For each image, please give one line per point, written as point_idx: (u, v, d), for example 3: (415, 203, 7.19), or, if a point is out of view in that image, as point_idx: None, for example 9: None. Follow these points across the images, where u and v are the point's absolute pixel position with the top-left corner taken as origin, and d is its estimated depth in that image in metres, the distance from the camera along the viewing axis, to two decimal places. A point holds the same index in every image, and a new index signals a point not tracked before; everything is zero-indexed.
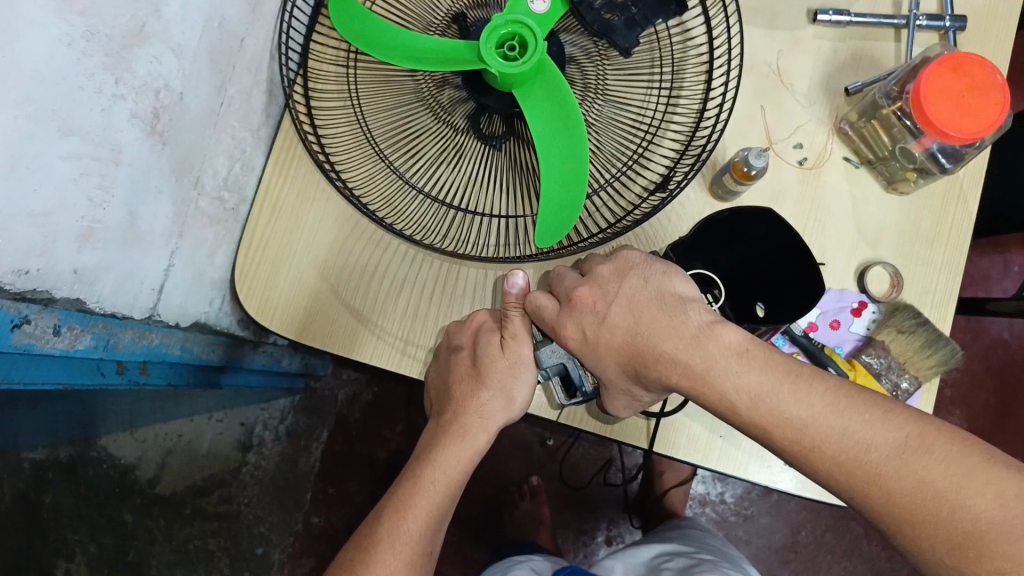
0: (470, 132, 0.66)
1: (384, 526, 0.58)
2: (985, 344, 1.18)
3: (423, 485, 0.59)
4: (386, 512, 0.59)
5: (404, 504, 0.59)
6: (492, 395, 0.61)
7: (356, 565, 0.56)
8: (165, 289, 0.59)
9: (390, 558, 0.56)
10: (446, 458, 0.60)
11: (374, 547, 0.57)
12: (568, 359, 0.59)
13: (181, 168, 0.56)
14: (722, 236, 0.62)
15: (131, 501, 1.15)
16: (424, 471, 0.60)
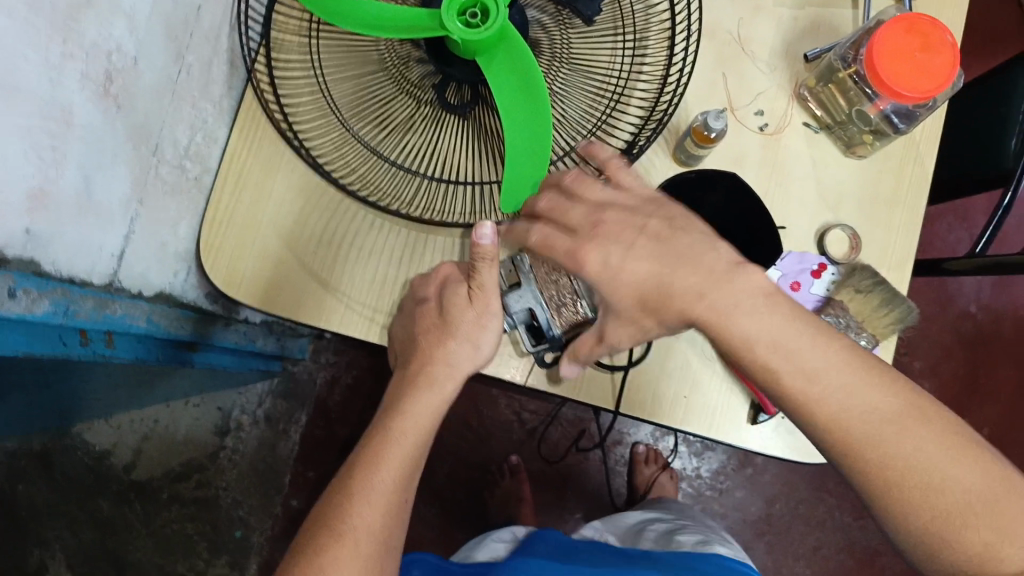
0: (434, 101, 0.67)
1: (357, 478, 0.56)
2: (953, 316, 1.20)
3: (392, 436, 0.57)
4: (357, 465, 0.57)
5: (377, 457, 0.56)
6: (458, 343, 0.60)
7: (333, 520, 0.54)
8: (125, 259, 0.61)
9: (367, 512, 0.54)
10: (417, 408, 0.58)
11: (348, 499, 0.55)
12: (538, 300, 0.60)
13: (137, 137, 0.58)
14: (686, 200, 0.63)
15: (109, 488, 1.03)
16: (394, 422, 0.58)
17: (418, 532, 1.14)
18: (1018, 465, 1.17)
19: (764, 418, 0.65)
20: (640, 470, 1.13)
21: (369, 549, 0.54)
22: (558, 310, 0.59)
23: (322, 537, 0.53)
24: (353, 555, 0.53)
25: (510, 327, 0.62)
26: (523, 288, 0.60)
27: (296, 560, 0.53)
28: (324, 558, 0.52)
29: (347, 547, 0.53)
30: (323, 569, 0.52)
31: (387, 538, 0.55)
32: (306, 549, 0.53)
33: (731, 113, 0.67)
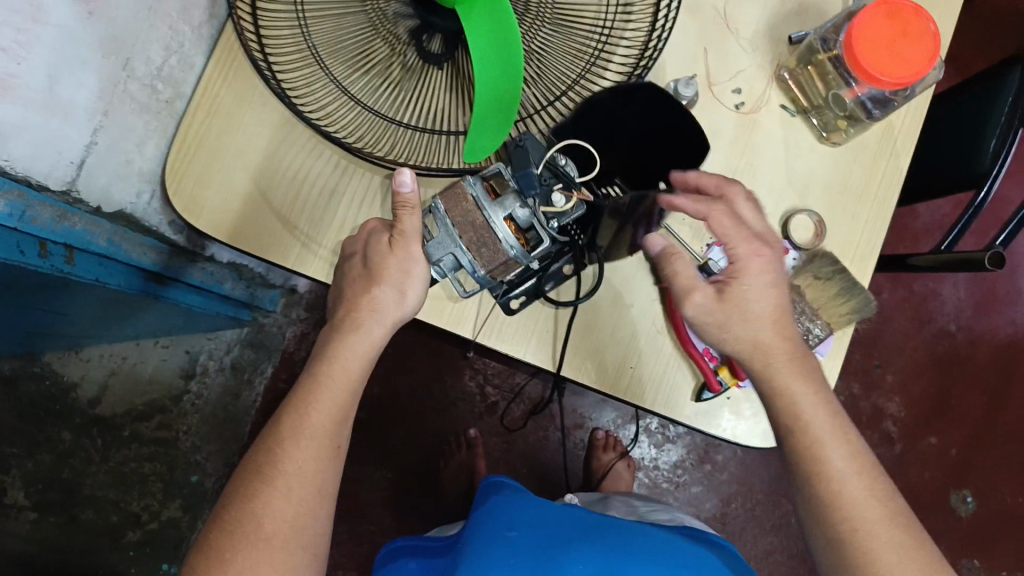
0: (411, 47, 0.68)
1: (287, 423, 0.56)
2: (929, 335, 1.20)
3: (323, 380, 0.58)
4: (286, 411, 0.57)
5: (309, 405, 0.57)
6: (385, 290, 0.58)
7: (264, 465, 0.55)
8: (86, 165, 0.60)
9: (298, 454, 0.55)
10: (343, 353, 0.58)
11: (279, 444, 0.55)
12: (457, 244, 0.55)
13: (108, 45, 0.58)
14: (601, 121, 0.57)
15: (72, 420, 0.98)
16: (324, 366, 0.58)
17: (373, 494, 1.14)
18: (975, 488, 1.18)
19: (708, 395, 0.65)
20: (598, 455, 1.12)
21: (302, 491, 0.54)
22: (481, 249, 0.54)
23: (253, 482, 0.54)
24: (288, 496, 0.54)
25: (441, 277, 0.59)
26: (442, 234, 0.56)
27: (227, 508, 0.54)
28: (256, 503, 0.53)
29: (279, 490, 0.54)
30: (256, 515, 0.53)
31: (322, 480, 0.56)
32: (238, 493, 0.54)
33: (708, 89, 0.67)
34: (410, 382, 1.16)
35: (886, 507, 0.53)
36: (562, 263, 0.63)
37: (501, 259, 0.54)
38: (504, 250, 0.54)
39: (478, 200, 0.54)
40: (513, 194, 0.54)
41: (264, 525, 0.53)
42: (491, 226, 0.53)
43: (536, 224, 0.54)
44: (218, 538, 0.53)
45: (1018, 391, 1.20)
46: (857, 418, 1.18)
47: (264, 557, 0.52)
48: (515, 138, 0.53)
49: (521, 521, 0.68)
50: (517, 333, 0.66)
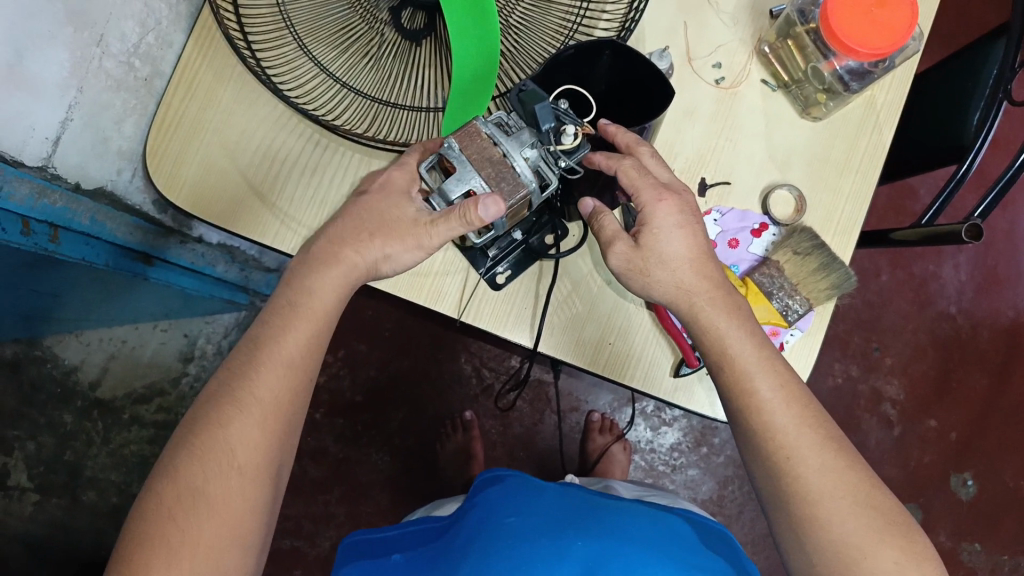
0: (390, 24, 0.65)
1: (261, 348, 0.55)
2: (929, 317, 1.18)
3: (298, 308, 0.56)
4: (260, 336, 0.55)
5: (281, 335, 0.55)
6: (375, 237, 0.57)
7: (236, 391, 0.53)
8: (61, 142, 0.63)
9: (272, 383, 0.54)
10: (320, 286, 0.57)
11: (253, 368, 0.54)
12: (475, 178, 0.50)
13: (77, 20, 0.59)
14: (569, 74, 0.57)
15: (73, 404, 1.01)
16: (296, 300, 0.57)
17: (369, 476, 1.15)
18: (975, 471, 1.17)
19: (686, 370, 0.65)
20: (594, 438, 1.13)
21: (273, 422, 0.53)
22: (501, 183, 0.50)
23: (226, 407, 0.52)
24: (259, 423, 0.52)
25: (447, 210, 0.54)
26: (459, 170, 0.51)
27: (194, 434, 0.52)
28: (225, 431, 0.51)
29: (251, 416, 0.52)
30: (228, 443, 0.51)
31: (291, 409, 0.55)
32: (205, 415, 0.52)
33: (687, 63, 0.66)
34: (404, 365, 1.17)
35: (820, 435, 0.53)
36: (541, 235, 0.65)
37: (523, 193, 0.50)
38: (523, 184, 0.50)
39: (492, 136, 0.50)
40: (528, 130, 0.51)
41: (233, 453, 0.51)
42: (509, 161, 0.50)
43: (545, 166, 0.51)
44: (181, 465, 0.50)
45: (1020, 374, 1.18)
46: (854, 401, 1.17)
47: (234, 485, 0.51)
48: (519, 85, 0.50)
49: (521, 507, 0.64)
50: (497, 311, 0.66)
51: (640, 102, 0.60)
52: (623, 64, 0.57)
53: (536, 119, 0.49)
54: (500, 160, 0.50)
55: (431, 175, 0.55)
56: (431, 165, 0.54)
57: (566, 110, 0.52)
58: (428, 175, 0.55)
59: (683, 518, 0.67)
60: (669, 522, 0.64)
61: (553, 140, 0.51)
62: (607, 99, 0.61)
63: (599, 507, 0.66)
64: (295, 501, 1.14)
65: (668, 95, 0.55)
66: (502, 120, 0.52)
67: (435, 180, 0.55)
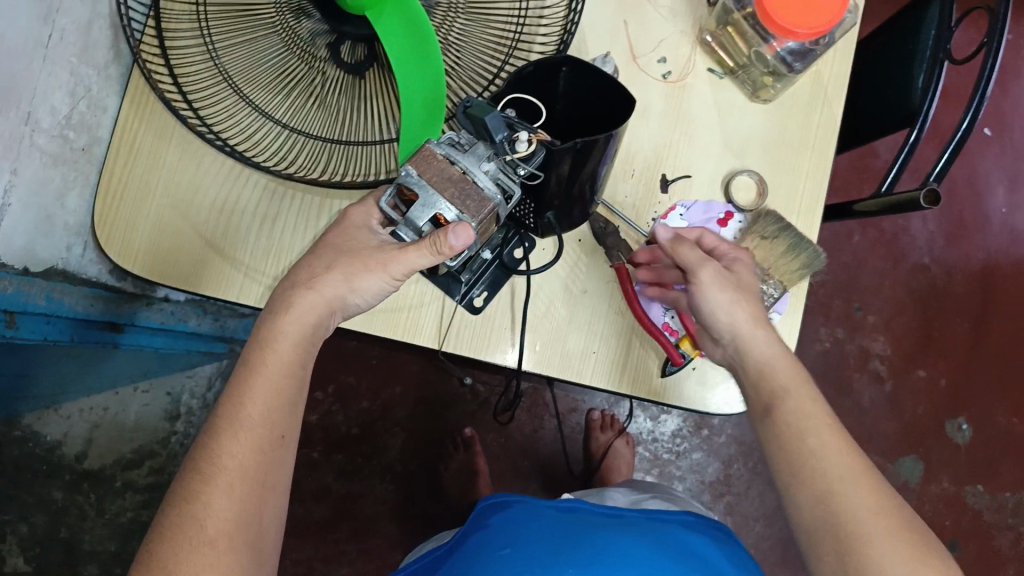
0: (331, 61, 0.64)
1: (220, 415, 0.53)
2: (905, 271, 1.19)
3: (259, 367, 0.55)
4: (222, 404, 0.54)
5: (241, 398, 0.54)
6: (333, 276, 0.56)
7: (200, 462, 0.52)
8: (3, 229, 0.61)
9: (232, 447, 0.52)
10: (276, 339, 0.55)
11: (212, 438, 0.52)
12: (440, 201, 0.48)
13: (4, 103, 0.57)
14: (527, 90, 0.55)
15: (61, 478, 0.99)
16: (255, 357, 0.55)
17: (375, 507, 1.14)
18: (971, 413, 1.19)
19: (672, 368, 0.65)
20: (596, 436, 1.12)
21: (239, 490, 0.51)
22: (467, 200, 0.48)
23: (196, 484, 0.51)
24: (225, 491, 0.51)
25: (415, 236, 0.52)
26: (422, 196, 0.49)
27: (163, 514, 0.50)
28: (200, 506, 0.50)
29: (215, 486, 0.50)
30: (193, 518, 0.49)
31: (270, 471, 0.53)
32: (177, 497, 0.51)
33: (632, 61, 0.66)
34: (395, 391, 1.15)
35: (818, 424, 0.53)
36: (511, 249, 0.65)
37: (491, 207, 0.48)
38: (489, 198, 0.48)
39: (448, 156, 0.48)
40: (482, 143, 0.49)
41: (206, 528, 0.49)
42: (471, 178, 0.48)
43: (505, 177, 0.50)
44: (160, 548, 0.49)
45: (999, 315, 1.20)
46: (844, 362, 1.18)
47: (219, 560, 0.49)
48: (465, 100, 0.49)
49: (515, 537, 0.63)
50: (477, 335, 0.65)
51: (604, 116, 0.58)
52: (581, 80, 0.56)
53: (490, 131, 0.48)
54: (461, 178, 0.48)
55: (396, 208, 0.52)
56: (395, 199, 0.52)
57: (515, 118, 0.50)
58: (391, 208, 0.52)
59: (682, 522, 0.66)
60: (670, 538, 0.62)
61: (508, 150, 0.49)
62: (571, 112, 0.59)
63: (597, 521, 0.64)
64: (303, 543, 1.12)
65: (629, 102, 0.54)
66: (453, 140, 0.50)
67: (400, 211, 0.52)
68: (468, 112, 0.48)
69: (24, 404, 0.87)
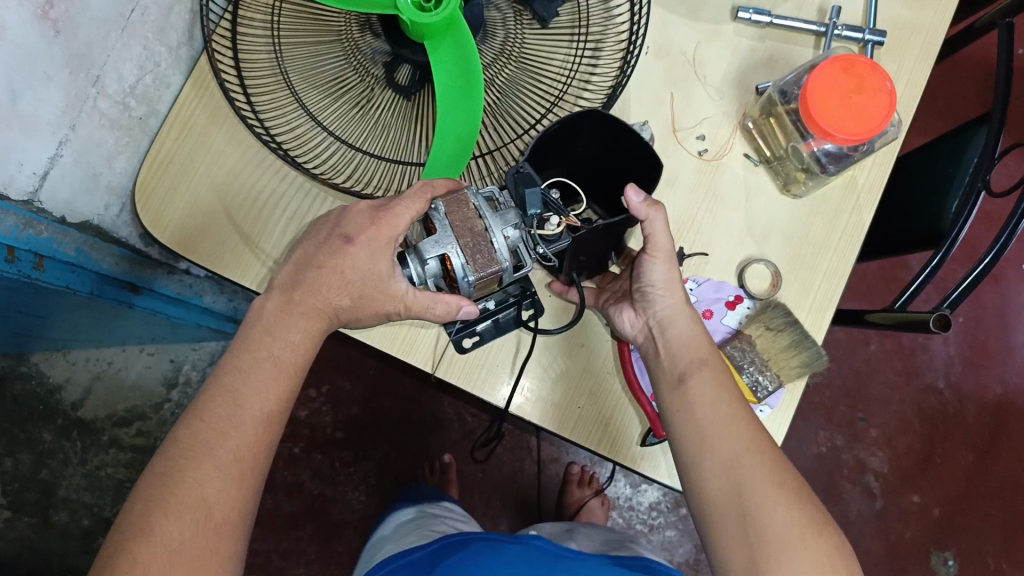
0: (383, 80, 0.67)
1: (204, 397, 0.53)
2: (916, 389, 1.17)
3: (262, 359, 0.54)
4: (218, 388, 0.53)
5: (242, 394, 0.53)
6: (341, 293, 0.55)
7: (175, 436, 0.52)
8: (49, 177, 0.63)
9: (229, 439, 0.52)
10: (291, 340, 0.55)
11: (193, 417, 0.52)
12: (452, 245, 0.48)
13: (76, 63, 0.61)
14: (549, 147, 0.57)
15: (53, 421, 1.02)
16: (249, 347, 0.55)
17: (345, 516, 1.14)
18: (958, 549, 1.15)
19: (653, 440, 0.65)
20: (572, 490, 1.12)
21: (213, 482, 0.50)
22: (475, 254, 0.48)
23: (170, 464, 0.50)
24: (193, 473, 0.50)
25: (421, 280, 0.53)
26: (437, 233, 0.49)
27: (139, 486, 0.50)
28: (182, 484, 0.50)
29: (183, 465, 0.50)
30: (154, 491, 0.49)
31: (253, 465, 0.53)
32: (157, 478, 0.51)
33: (672, 132, 0.67)
34: (388, 404, 1.16)
35: (796, 531, 0.51)
36: (517, 310, 0.63)
37: (496, 267, 0.48)
38: (498, 260, 0.48)
39: (479, 209, 0.49)
40: (514, 210, 0.50)
41: (176, 508, 0.49)
42: (489, 235, 0.48)
43: (523, 249, 0.51)
44: (128, 522, 0.48)
45: (1007, 453, 1.17)
46: (837, 469, 1.16)
47: (183, 548, 0.48)
48: (516, 164, 0.51)
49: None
50: (469, 366, 0.66)
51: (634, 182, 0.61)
52: (600, 133, 0.58)
53: (524, 203, 0.51)
54: (481, 233, 0.49)
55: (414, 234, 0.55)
56: (417, 224, 0.54)
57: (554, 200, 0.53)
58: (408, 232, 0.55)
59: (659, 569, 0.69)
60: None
61: (536, 226, 0.51)
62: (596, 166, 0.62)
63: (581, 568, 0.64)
64: (267, 536, 1.12)
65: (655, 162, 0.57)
66: (492, 197, 0.51)
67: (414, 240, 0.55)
68: (511, 181, 0.51)
69: (30, 341, 0.89)
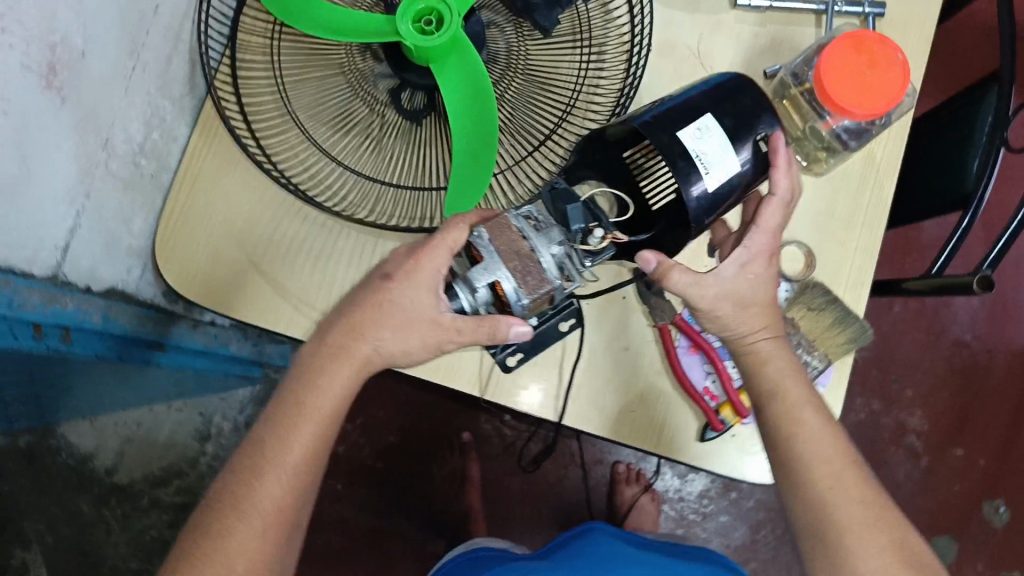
0: (391, 107, 0.67)
1: (260, 450, 0.52)
2: (945, 346, 1.17)
3: (312, 409, 0.53)
4: (268, 441, 0.53)
5: (303, 446, 0.53)
6: (384, 332, 0.54)
7: (238, 498, 0.51)
8: (69, 250, 0.62)
9: (272, 487, 0.51)
10: (335, 386, 0.54)
11: (252, 475, 0.52)
12: (501, 269, 0.49)
13: (84, 127, 0.58)
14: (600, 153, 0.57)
15: (90, 492, 0.95)
16: (297, 398, 0.54)
17: (398, 544, 1.14)
18: (1005, 498, 1.16)
19: (712, 434, 0.65)
20: (621, 490, 1.12)
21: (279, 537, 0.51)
22: (527, 276, 0.49)
23: (240, 527, 0.50)
24: (261, 531, 0.50)
25: (469, 307, 0.53)
26: (485, 260, 0.50)
27: (200, 548, 0.50)
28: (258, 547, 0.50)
29: (255, 526, 0.50)
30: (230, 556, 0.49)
31: None
32: (225, 542, 0.50)
33: None
34: (424, 428, 1.16)
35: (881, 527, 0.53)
36: (558, 320, 0.63)
37: (548, 287, 0.49)
38: (547, 279, 0.49)
39: (522, 230, 0.50)
40: (557, 227, 0.51)
41: (236, 566, 0.49)
42: (535, 255, 0.49)
43: (569, 265, 0.51)
44: None
45: None
46: (878, 435, 1.16)
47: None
48: (552, 181, 0.52)
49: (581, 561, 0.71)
50: (516, 387, 0.66)
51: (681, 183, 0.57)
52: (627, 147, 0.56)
53: (567, 219, 0.51)
54: (527, 254, 0.49)
55: (458, 264, 0.55)
56: (460, 252, 0.54)
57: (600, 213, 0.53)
58: (453, 261, 0.54)
59: (704, 557, 0.75)
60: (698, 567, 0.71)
61: (581, 239, 0.51)
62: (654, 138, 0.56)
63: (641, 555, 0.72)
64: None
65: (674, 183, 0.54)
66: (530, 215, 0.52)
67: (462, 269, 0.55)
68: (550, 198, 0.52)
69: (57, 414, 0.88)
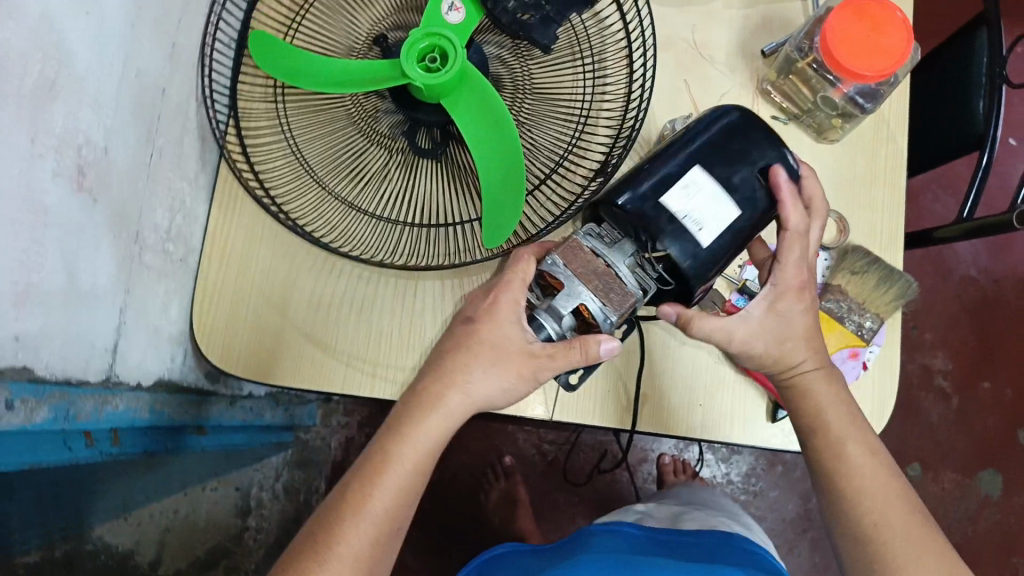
0: (406, 147, 0.66)
1: (351, 511, 0.51)
2: (954, 285, 1.20)
3: (400, 462, 0.53)
4: (362, 504, 0.52)
5: (396, 502, 0.52)
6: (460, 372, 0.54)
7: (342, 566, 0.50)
8: (118, 350, 0.61)
9: (351, 537, 0.50)
10: (420, 433, 0.53)
11: (351, 540, 0.51)
12: (585, 292, 0.51)
13: (116, 224, 0.57)
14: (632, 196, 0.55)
15: None
16: (381, 454, 0.53)
17: None
18: None
19: (783, 412, 0.66)
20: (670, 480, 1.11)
21: None
22: (611, 293, 0.51)
23: None
24: None
25: (555, 332, 0.53)
26: (565, 285, 0.52)
27: None
28: None
29: None
30: None
31: None
32: None
33: None
34: (464, 458, 1.16)
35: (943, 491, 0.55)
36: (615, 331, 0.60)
37: (632, 299, 0.51)
38: (630, 292, 0.52)
39: (594, 248, 0.53)
40: (628, 239, 0.53)
41: None
42: (613, 270, 0.52)
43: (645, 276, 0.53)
44: None
45: None
46: (907, 383, 1.18)
47: None
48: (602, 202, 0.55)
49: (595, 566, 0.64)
50: (583, 403, 0.67)
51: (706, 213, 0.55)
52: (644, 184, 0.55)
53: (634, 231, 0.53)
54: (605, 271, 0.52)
55: (534, 295, 0.55)
56: (531, 285, 0.55)
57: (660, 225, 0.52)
58: (529, 292, 0.55)
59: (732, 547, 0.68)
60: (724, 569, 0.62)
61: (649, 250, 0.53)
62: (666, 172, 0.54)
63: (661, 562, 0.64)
64: None
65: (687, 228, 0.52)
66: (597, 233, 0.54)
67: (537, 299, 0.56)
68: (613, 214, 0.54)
69: None
